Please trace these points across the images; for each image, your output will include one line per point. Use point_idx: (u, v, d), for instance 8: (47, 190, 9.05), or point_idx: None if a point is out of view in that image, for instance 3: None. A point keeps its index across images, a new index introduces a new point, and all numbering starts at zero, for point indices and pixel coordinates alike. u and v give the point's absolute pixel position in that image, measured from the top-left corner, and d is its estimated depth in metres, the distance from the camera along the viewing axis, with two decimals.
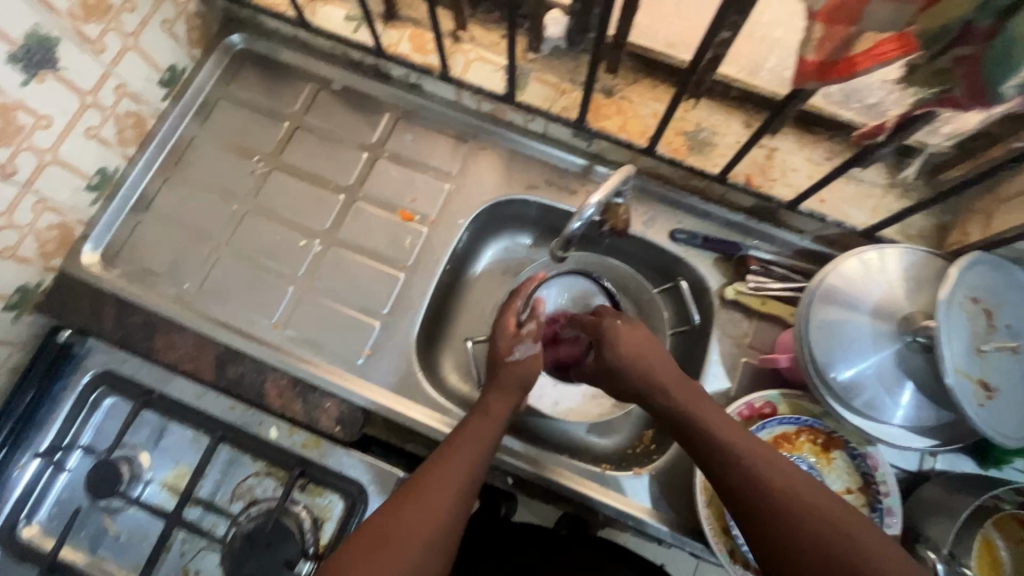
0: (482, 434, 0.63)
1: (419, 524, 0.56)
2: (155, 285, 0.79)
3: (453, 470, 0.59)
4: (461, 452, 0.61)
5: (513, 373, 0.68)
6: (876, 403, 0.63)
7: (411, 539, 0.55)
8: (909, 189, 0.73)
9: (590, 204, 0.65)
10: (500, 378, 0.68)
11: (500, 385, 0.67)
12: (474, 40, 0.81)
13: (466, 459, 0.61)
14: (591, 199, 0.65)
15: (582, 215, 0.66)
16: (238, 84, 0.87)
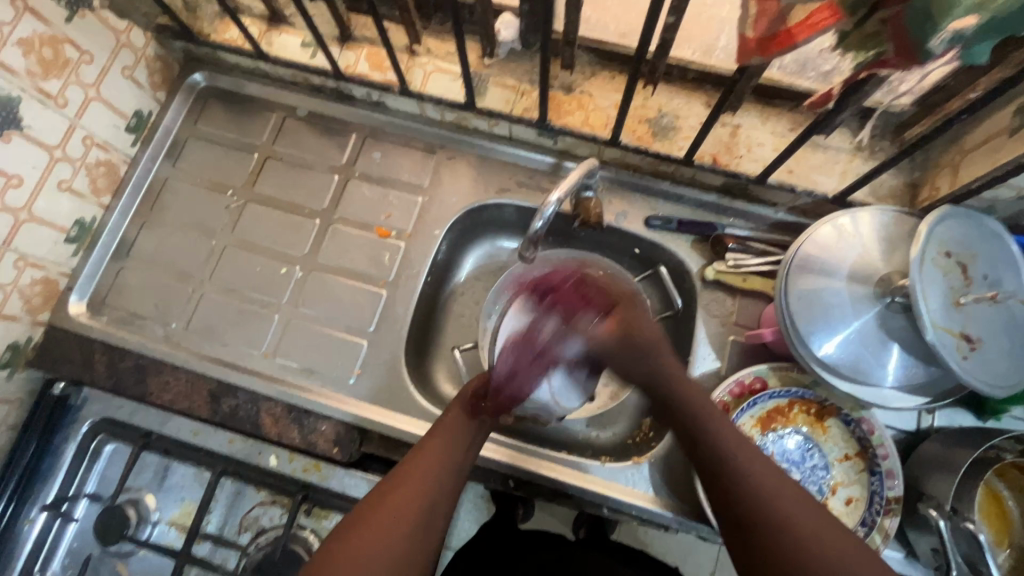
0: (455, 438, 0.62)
1: (389, 533, 0.53)
2: (143, 329, 0.79)
3: (426, 474, 0.58)
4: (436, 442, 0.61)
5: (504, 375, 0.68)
6: (864, 368, 0.63)
7: (381, 546, 0.52)
8: (875, 150, 0.73)
9: (551, 202, 0.65)
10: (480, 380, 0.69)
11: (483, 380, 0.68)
12: (430, 52, 0.82)
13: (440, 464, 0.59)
14: (552, 195, 0.65)
15: (544, 214, 0.66)
16: (205, 122, 0.88)
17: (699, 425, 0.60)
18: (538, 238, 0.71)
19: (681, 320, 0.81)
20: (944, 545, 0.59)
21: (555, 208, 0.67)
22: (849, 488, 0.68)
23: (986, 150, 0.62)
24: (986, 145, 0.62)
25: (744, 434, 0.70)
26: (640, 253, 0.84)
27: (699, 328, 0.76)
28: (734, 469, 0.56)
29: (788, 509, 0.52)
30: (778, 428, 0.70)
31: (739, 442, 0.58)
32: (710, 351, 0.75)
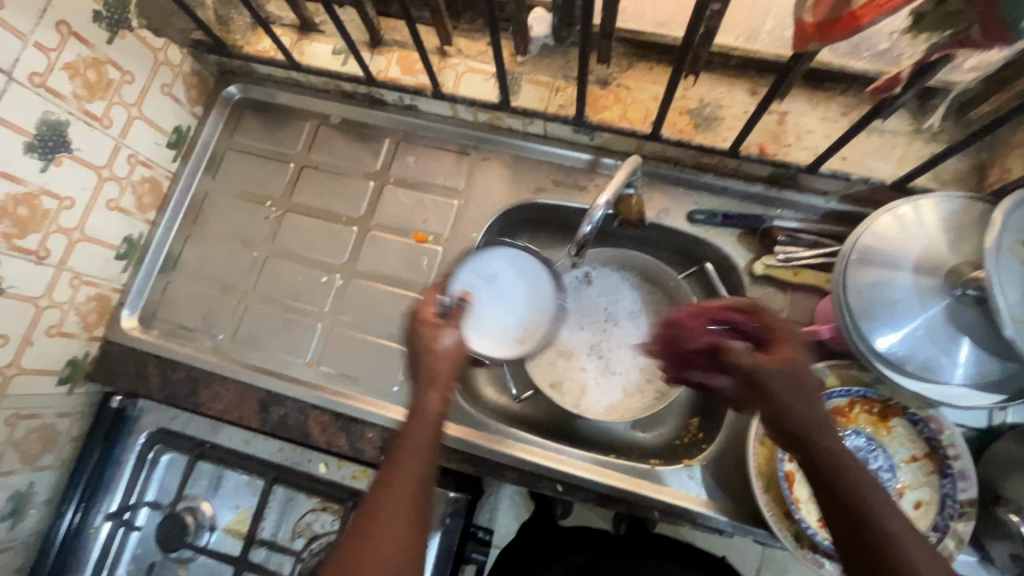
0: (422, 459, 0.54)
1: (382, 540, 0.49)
2: (192, 340, 0.81)
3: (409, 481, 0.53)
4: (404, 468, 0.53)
5: (449, 359, 0.59)
6: (932, 364, 0.60)
7: None
8: (936, 132, 0.69)
9: (601, 205, 0.64)
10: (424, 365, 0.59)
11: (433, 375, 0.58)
12: (460, 52, 0.80)
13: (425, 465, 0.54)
14: (601, 199, 0.64)
15: (593, 217, 0.65)
16: (242, 133, 0.89)
17: (803, 412, 0.48)
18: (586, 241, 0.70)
19: None
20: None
21: (603, 212, 0.66)
22: (918, 491, 0.65)
23: None
24: None
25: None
26: (682, 249, 0.82)
27: None
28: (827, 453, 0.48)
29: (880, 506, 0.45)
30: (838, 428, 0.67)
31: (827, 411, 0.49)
32: None
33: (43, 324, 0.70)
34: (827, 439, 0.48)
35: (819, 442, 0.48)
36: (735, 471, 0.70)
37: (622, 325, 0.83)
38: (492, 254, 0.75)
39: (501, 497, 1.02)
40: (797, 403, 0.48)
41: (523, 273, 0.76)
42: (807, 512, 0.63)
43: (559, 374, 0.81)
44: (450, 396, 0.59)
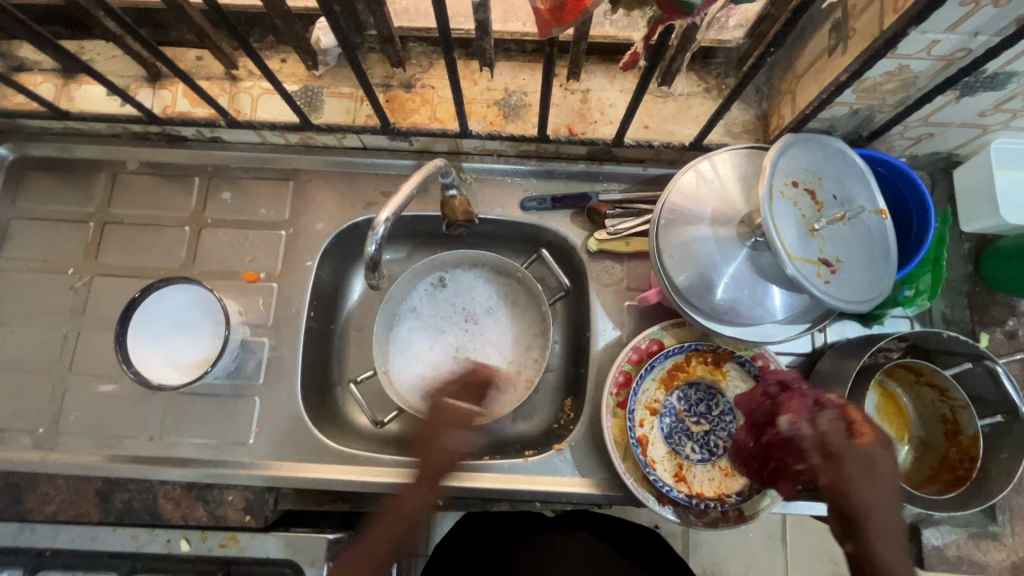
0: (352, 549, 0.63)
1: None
2: (7, 441, 0.72)
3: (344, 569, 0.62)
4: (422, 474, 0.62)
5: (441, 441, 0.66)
6: (744, 309, 0.63)
7: None
8: (723, 88, 0.73)
9: (380, 223, 0.63)
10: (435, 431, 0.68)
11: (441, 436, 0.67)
12: (252, 74, 0.75)
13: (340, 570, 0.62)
14: (380, 216, 0.63)
15: (376, 236, 0.63)
16: (25, 198, 0.79)
17: (838, 451, 0.50)
18: (379, 260, 0.67)
19: (576, 298, 0.80)
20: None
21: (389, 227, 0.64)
22: None
23: (814, 72, 0.62)
24: (814, 66, 0.62)
25: (650, 398, 0.70)
26: (524, 237, 0.82)
27: (594, 301, 0.75)
28: (846, 495, 0.48)
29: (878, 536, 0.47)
30: (679, 384, 0.71)
31: (866, 462, 0.49)
32: (609, 321, 0.75)
33: None
34: (855, 484, 0.48)
35: (832, 480, 0.49)
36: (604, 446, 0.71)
37: (484, 322, 0.83)
38: (178, 292, 0.72)
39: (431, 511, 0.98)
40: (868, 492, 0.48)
41: (205, 308, 0.74)
42: (661, 470, 0.68)
43: (427, 383, 0.79)
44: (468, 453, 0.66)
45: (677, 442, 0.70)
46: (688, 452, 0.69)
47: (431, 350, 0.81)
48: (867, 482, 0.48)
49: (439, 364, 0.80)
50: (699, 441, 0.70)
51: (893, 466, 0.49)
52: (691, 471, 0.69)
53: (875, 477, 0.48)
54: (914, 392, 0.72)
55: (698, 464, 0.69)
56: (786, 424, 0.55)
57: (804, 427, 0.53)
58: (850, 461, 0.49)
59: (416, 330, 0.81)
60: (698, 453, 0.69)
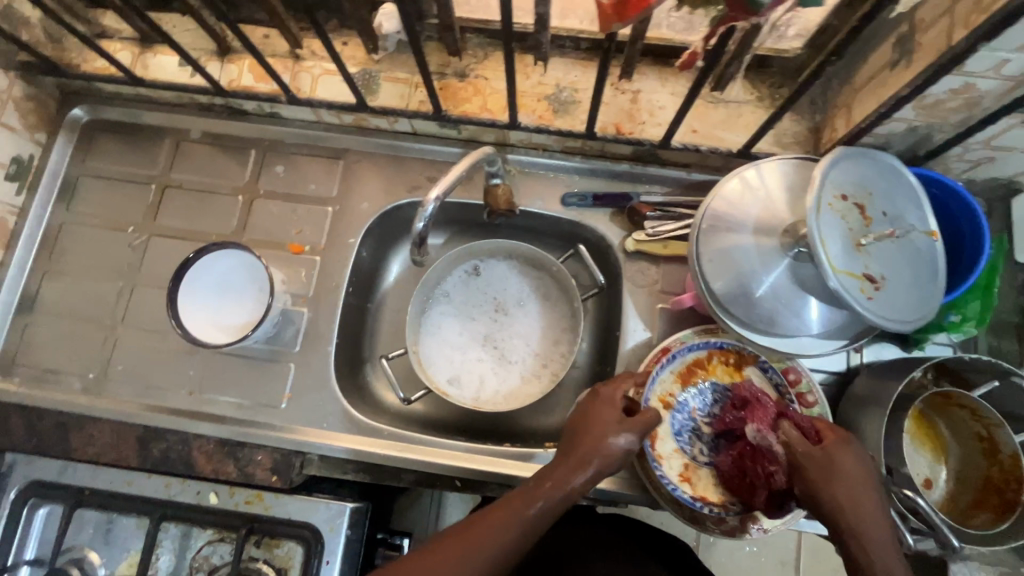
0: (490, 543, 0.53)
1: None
2: (59, 383, 0.76)
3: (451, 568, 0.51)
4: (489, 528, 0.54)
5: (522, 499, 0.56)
6: (779, 320, 0.63)
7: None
8: (776, 98, 0.72)
9: (430, 200, 0.64)
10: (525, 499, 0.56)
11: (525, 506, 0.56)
12: (315, 54, 0.78)
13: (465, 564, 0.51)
14: (430, 195, 0.64)
15: (424, 214, 0.65)
16: (94, 158, 0.84)
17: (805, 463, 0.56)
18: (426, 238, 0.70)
19: (609, 296, 0.80)
20: (928, 518, 0.56)
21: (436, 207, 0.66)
22: None
23: (874, 86, 0.61)
24: (874, 80, 0.61)
25: (665, 391, 0.70)
26: (561, 233, 0.82)
27: (626, 300, 0.75)
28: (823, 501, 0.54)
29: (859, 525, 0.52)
30: (699, 380, 0.70)
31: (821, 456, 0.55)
32: (640, 322, 0.75)
33: None
34: (822, 483, 0.54)
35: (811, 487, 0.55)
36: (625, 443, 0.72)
37: (514, 313, 0.83)
38: (227, 256, 0.76)
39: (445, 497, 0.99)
40: (847, 487, 0.54)
41: (253, 277, 0.76)
42: (668, 468, 0.67)
43: (453, 366, 0.81)
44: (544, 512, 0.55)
45: (687, 442, 0.69)
46: (697, 453, 0.69)
47: (457, 334, 0.82)
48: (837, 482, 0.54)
49: (464, 348, 0.82)
50: (706, 442, 0.69)
51: (860, 464, 0.55)
52: (697, 472, 0.68)
53: (838, 473, 0.54)
54: (943, 411, 0.70)
55: (703, 466, 0.68)
56: (754, 434, 0.63)
57: (768, 434, 0.62)
58: (823, 461, 0.55)
59: (448, 315, 0.83)
60: (704, 455, 0.69)
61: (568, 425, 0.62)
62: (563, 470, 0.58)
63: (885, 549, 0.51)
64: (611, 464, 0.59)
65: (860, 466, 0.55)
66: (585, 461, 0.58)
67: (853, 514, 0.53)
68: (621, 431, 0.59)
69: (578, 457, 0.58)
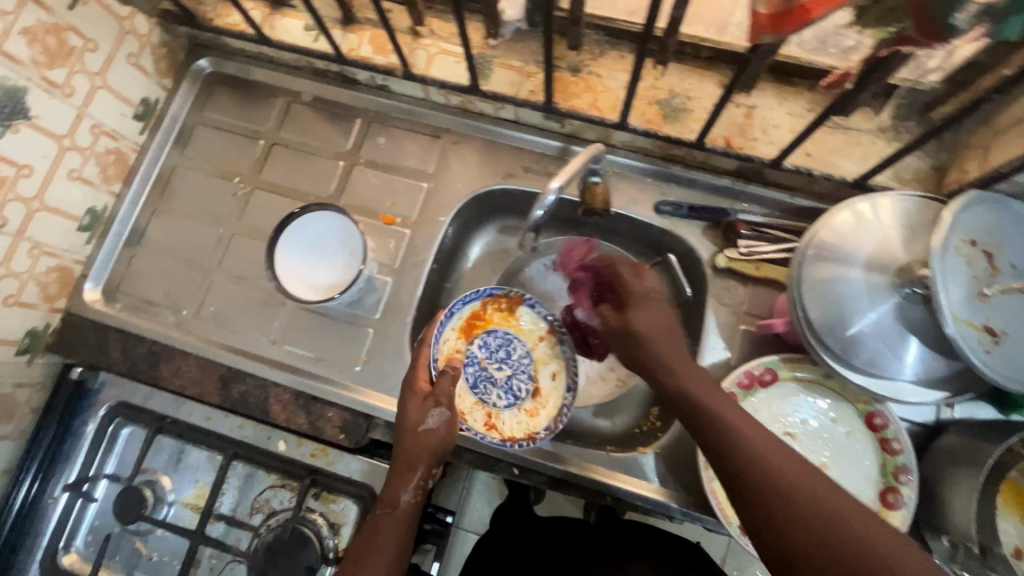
0: (394, 527, 0.62)
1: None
2: (155, 315, 0.81)
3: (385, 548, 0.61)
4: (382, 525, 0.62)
5: (423, 443, 0.66)
6: (879, 360, 0.61)
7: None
8: (900, 131, 0.69)
9: (551, 190, 0.63)
10: (408, 448, 0.66)
11: (410, 458, 0.65)
12: (433, 33, 0.79)
13: (388, 545, 0.61)
14: (551, 184, 0.63)
15: (544, 202, 0.64)
16: (211, 108, 0.88)
17: (690, 385, 0.57)
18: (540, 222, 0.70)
19: (690, 311, 0.79)
20: None
21: (554, 198, 0.64)
22: (863, 477, 0.65)
23: (1021, 130, 0.57)
24: (1021, 124, 0.58)
25: (453, 348, 0.79)
26: (648, 240, 0.82)
27: (709, 317, 0.74)
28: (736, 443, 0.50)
29: (779, 463, 0.47)
30: (478, 333, 0.80)
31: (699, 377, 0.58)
32: (721, 341, 0.73)
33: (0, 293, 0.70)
34: (710, 403, 0.54)
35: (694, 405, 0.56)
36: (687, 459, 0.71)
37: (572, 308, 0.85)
38: (321, 217, 0.78)
39: (474, 483, 1.08)
40: (650, 324, 0.62)
41: (345, 241, 0.79)
42: (472, 420, 0.76)
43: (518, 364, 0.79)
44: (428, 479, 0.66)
45: (505, 383, 0.79)
46: (519, 390, 0.78)
47: (537, 334, 0.81)
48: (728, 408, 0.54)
49: (542, 350, 0.80)
50: (515, 387, 0.78)
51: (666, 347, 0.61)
52: (502, 417, 0.77)
53: (732, 406, 0.54)
54: None
55: (507, 410, 0.77)
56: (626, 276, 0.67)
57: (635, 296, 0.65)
58: (637, 303, 0.65)
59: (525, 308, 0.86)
60: (503, 401, 0.78)
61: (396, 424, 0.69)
62: (399, 476, 0.65)
63: (801, 480, 0.46)
64: (443, 451, 0.67)
65: (739, 412, 0.54)
66: (416, 462, 0.65)
67: (779, 469, 0.47)
68: (430, 411, 0.67)
69: (405, 458, 0.65)
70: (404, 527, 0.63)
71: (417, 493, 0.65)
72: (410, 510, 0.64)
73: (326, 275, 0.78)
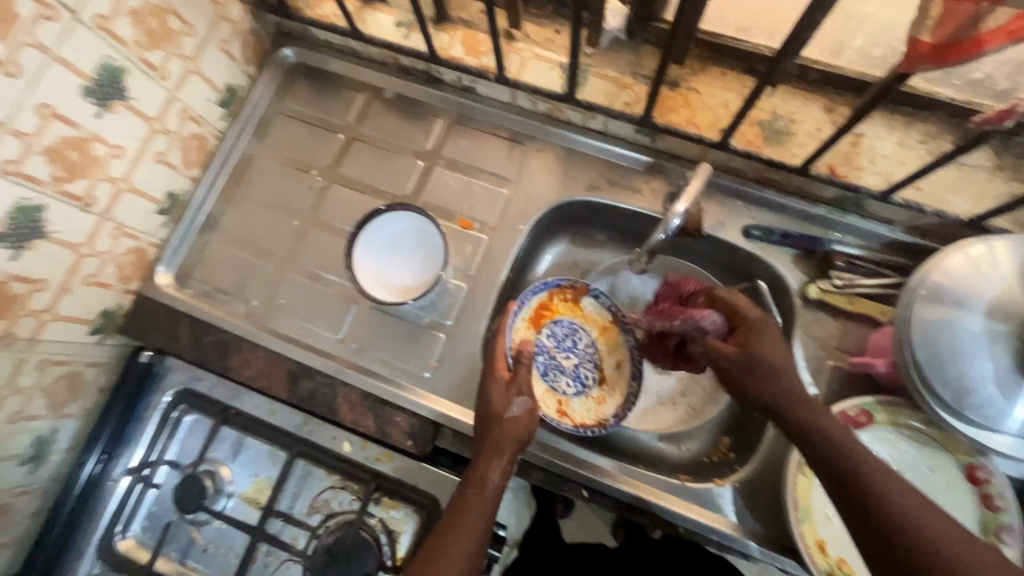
0: (484, 511, 0.60)
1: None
2: (225, 304, 0.80)
3: (469, 534, 0.58)
4: (468, 511, 0.60)
5: (509, 431, 0.64)
6: (996, 414, 0.57)
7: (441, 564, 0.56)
8: (1019, 171, 0.66)
9: (678, 214, 0.61)
10: (491, 436, 0.64)
11: (497, 442, 0.63)
12: (528, 37, 0.78)
13: (476, 531, 0.59)
14: (677, 206, 0.61)
15: (668, 226, 0.62)
16: (292, 98, 0.87)
17: (796, 415, 0.57)
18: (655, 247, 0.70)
19: None
20: None
21: (679, 220, 0.63)
22: None
23: None
24: None
25: (523, 337, 0.78)
26: (731, 264, 0.79)
27: (797, 349, 0.71)
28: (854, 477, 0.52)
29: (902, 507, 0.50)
30: (547, 323, 0.80)
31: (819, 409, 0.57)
32: (807, 375, 0.70)
33: (82, 272, 0.69)
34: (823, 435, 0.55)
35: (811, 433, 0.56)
36: (767, 497, 0.68)
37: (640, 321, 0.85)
38: (399, 216, 0.76)
39: None
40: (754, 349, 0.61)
41: (422, 243, 0.78)
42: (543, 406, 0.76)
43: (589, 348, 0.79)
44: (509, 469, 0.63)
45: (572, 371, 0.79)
46: (587, 378, 0.79)
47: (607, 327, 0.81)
48: (842, 438, 0.55)
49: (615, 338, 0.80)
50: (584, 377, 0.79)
51: (778, 353, 0.59)
52: (571, 405, 0.77)
53: (842, 431, 0.55)
54: None
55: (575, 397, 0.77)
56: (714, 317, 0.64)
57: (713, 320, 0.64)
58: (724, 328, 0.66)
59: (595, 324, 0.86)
60: (572, 388, 0.78)
61: (478, 410, 0.68)
62: (486, 459, 0.62)
63: (923, 517, 0.49)
64: (525, 438, 0.65)
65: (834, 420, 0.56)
66: (504, 447, 0.63)
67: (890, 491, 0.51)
68: (514, 399, 0.66)
69: (494, 441, 0.63)
70: (487, 516, 0.60)
71: (504, 478, 0.62)
72: (496, 495, 0.62)
73: (405, 276, 0.78)
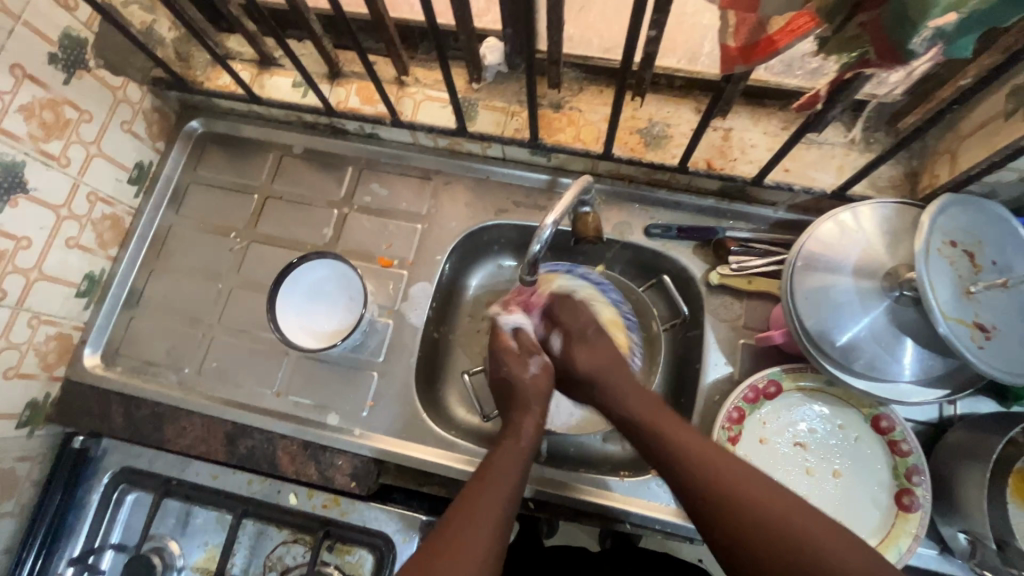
0: (516, 458, 0.64)
1: (473, 542, 0.54)
2: (157, 376, 0.80)
3: (503, 481, 0.60)
4: (501, 474, 0.61)
5: (531, 388, 0.71)
6: (878, 364, 0.62)
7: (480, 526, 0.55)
8: (870, 142, 0.73)
9: (547, 224, 0.64)
10: (520, 396, 0.71)
11: (522, 404, 0.70)
12: (418, 81, 0.82)
13: (512, 479, 0.61)
14: (548, 219, 0.64)
15: (541, 237, 0.65)
16: (204, 166, 0.90)
17: (628, 407, 0.67)
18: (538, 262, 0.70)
19: (689, 328, 0.80)
20: None
21: (552, 232, 0.67)
22: (876, 479, 0.67)
23: (983, 134, 0.61)
24: (981, 130, 0.61)
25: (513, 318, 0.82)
26: (642, 263, 0.84)
27: (708, 333, 0.75)
28: (689, 467, 0.58)
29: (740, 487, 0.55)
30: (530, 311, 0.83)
31: (681, 425, 0.63)
32: (722, 356, 0.74)
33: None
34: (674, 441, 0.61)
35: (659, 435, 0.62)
36: None
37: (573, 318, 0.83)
38: (316, 264, 0.79)
39: None
40: (594, 363, 0.72)
41: (344, 286, 0.80)
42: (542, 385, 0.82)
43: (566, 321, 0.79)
44: (540, 428, 0.69)
45: None
46: None
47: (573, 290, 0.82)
48: (685, 438, 0.61)
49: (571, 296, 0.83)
50: None
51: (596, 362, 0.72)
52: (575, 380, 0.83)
53: (713, 449, 0.59)
54: None
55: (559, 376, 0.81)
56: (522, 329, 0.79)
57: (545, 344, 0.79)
58: (581, 340, 0.75)
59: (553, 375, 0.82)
60: None
61: (495, 380, 0.74)
62: (518, 416, 0.69)
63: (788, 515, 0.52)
64: (546, 396, 0.72)
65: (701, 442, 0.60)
66: (532, 406, 0.70)
67: (756, 502, 0.54)
68: (528, 360, 0.74)
69: (522, 400, 0.70)
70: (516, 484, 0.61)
71: (536, 431, 0.68)
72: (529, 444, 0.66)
73: (330, 323, 0.80)
